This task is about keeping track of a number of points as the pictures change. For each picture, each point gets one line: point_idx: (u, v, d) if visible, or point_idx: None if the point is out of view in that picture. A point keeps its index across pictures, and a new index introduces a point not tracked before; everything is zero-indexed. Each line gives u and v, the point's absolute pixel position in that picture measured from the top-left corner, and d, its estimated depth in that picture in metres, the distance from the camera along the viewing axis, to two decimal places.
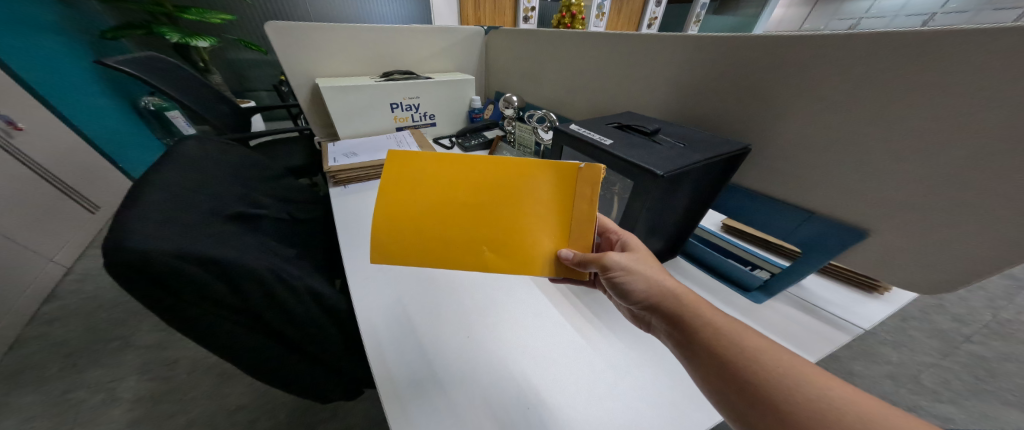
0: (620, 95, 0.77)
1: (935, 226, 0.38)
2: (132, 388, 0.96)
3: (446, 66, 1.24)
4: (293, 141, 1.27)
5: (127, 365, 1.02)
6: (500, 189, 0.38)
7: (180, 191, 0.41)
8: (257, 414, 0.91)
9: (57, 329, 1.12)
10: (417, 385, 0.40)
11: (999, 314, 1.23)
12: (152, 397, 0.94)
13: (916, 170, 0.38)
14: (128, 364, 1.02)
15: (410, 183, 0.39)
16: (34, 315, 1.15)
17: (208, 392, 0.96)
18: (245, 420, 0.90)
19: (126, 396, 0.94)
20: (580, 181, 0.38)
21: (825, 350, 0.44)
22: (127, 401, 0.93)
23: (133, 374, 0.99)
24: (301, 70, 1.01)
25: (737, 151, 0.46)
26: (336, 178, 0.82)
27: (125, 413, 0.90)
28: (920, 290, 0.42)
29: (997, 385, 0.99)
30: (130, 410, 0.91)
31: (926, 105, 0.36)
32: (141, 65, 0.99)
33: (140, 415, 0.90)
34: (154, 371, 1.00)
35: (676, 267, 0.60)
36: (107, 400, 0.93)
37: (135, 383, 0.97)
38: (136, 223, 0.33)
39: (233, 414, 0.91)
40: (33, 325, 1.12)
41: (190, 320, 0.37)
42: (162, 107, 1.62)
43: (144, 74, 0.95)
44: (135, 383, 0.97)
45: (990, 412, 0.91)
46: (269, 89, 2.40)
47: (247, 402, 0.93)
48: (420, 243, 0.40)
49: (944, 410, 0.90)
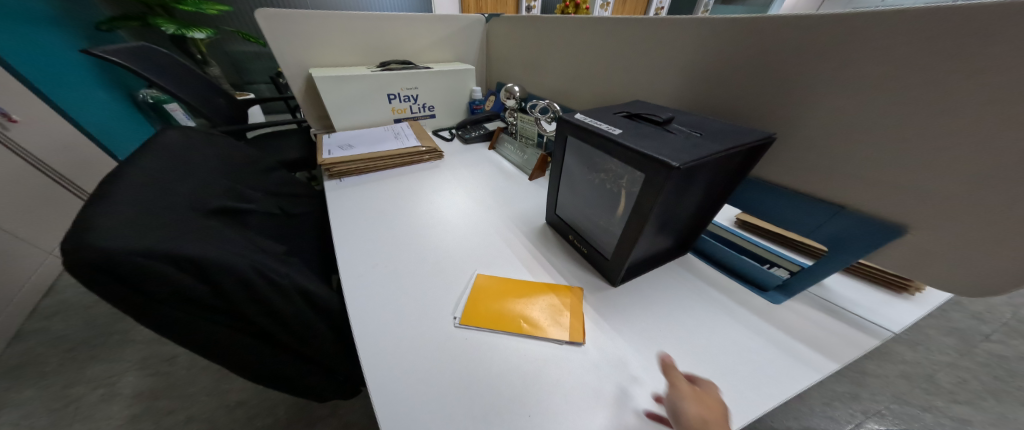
0: (629, 84, 0.73)
1: (984, 221, 0.34)
2: (131, 383, 0.95)
3: (446, 56, 1.20)
4: (290, 134, 1.24)
5: (127, 360, 1.01)
6: (522, 288, 0.51)
7: (158, 185, 0.38)
8: (257, 410, 0.90)
9: (57, 324, 1.12)
10: (408, 394, 0.37)
11: (1019, 312, 1.20)
12: (152, 393, 0.93)
13: (961, 159, 0.34)
14: (127, 359, 1.01)
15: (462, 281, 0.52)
16: (34, 310, 1.15)
17: (208, 387, 0.95)
18: (244, 417, 0.89)
19: (125, 392, 0.93)
20: (571, 288, 0.52)
21: (851, 356, 0.41)
22: (126, 397, 0.92)
23: (133, 369, 0.99)
24: (295, 60, 0.98)
25: (760, 140, 0.42)
26: (332, 171, 0.79)
27: (125, 408, 0.89)
28: (960, 292, 0.38)
29: (1017, 385, 0.95)
30: (131, 406, 0.90)
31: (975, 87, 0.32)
32: (133, 55, 0.96)
33: (139, 410, 0.89)
34: (153, 367, 1.00)
35: (687, 264, 0.57)
36: (106, 395, 0.92)
37: (134, 378, 0.96)
38: (106, 218, 0.31)
39: (233, 410, 0.90)
40: (33, 320, 1.12)
41: (168, 321, 0.35)
42: (160, 99, 1.58)
43: (135, 65, 0.91)
44: (134, 379, 0.96)
45: (1009, 414, 0.88)
46: (267, 81, 2.37)
47: (246, 398, 0.92)
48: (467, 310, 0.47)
49: (960, 411, 0.88)
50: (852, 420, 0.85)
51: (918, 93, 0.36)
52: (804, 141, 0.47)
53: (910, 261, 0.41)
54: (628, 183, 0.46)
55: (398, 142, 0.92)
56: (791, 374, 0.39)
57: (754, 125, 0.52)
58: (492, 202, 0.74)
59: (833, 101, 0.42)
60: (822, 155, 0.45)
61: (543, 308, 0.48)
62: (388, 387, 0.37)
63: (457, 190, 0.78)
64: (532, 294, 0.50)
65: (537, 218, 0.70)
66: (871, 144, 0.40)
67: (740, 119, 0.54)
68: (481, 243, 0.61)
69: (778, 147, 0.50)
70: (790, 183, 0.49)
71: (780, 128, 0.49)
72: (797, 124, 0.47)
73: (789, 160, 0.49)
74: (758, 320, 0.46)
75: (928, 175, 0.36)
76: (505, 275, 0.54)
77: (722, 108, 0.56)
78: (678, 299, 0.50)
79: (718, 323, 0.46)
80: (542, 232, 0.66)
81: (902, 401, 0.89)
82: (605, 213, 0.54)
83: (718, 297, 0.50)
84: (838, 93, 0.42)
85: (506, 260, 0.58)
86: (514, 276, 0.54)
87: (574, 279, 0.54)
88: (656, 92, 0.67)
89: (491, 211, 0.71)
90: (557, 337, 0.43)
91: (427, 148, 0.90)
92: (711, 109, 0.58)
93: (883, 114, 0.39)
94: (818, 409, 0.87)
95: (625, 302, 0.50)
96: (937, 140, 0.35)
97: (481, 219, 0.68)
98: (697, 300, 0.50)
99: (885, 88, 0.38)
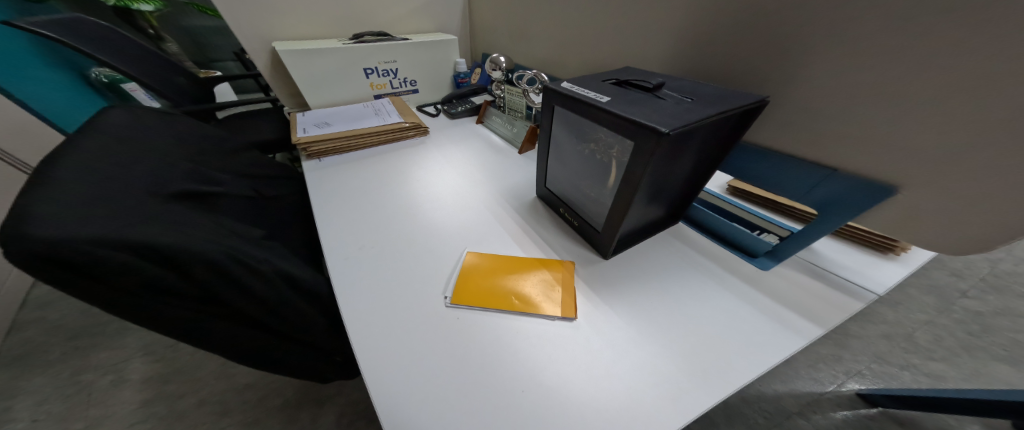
0: (619, 49, 0.69)
1: (972, 177, 0.33)
2: (138, 369, 0.95)
3: (425, 25, 1.12)
4: (265, 114, 1.17)
5: (130, 347, 1.00)
6: (513, 265, 0.50)
7: (105, 171, 0.36)
8: (265, 391, 0.91)
9: (53, 314, 1.10)
10: (401, 375, 0.37)
11: (997, 267, 1.25)
12: (161, 378, 0.93)
13: (956, 113, 0.33)
14: (131, 346, 1.01)
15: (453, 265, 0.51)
16: (24, 302, 1.12)
17: (215, 372, 0.95)
18: (255, 398, 0.90)
19: (134, 377, 0.93)
20: (563, 262, 0.51)
21: (837, 320, 0.42)
22: (136, 382, 0.92)
23: (138, 356, 0.98)
24: (258, 32, 0.89)
25: (753, 103, 0.40)
26: (309, 151, 0.75)
27: (136, 393, 0.89)
28: (944, 250, 0.39)
29: (990, 340, 1.01)
30: (141, 391, 0.90)
31: (971, 37, 0.31)
32: (66, 28, 0.87)
33: (151, 394, 0.90)
34: (159, 353, 0.99)
35: (678, 234, 0.57)
36: (115, 381, 0.92)
37: (141, 364, 0.96)
38: (44, 207, 0.29)
39: (243, 392, 0.91)
40: (26, 310, 1.10)
41: (137, 309, 0.34)
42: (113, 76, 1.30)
43: (66, 37, 0.83)
44: (141, 365, 0.96)
45: (981, 368, 0.94)
46: (234, 58, 2.22)
47: (254, 380, 0.93)
48: (455, 291, 0.46)
49: (936, 368, 0.93)
50: (836, 380, 0.90)
51: (911, 45, 0.34)
52: (799, 102, 0.45)
53: (901, 221, 0.40)
54: (618, 153, 0.44)
55: (379, 119, 0.88)
56: (778, 341, 0.39)
57: (748, 87, 0.50)
58: (483, 178, 0.72)
59: (830, 59, 0.40)
60: (817, 117, 0.43)
61: (535, 283, 0.47)
62: (380, 369, 0.37)
63: (445, 167, 0.75)
64: (525, 269, 0.50)
65: (527, 193, 0.68)
66: (866, 101, 0.39)
67: (733, 82, 0.52)
68: (471, 220, 0.60)
69: (772, 109, 0.48)
70: (783, 147, 0.48)
71: (773, 91, 0.47)
72: (793, 84, 0.45)
73: (784, 122, 0.47)
74: (747, 288, 0.47)
75: (923, 132, 0.35)
76: (496, 253, 0.53)
77: (715, 71, 0.53)
78: (670, 270, 0.50)
79: (709, 292, 0.46)
80: (533, 207, 0.64)
81: (882, 360, 0.95)
82: (595, 185, 0.53)
83: (709, 266, 0.50)
84: (838, 50, 0.39)
85: (496, 237, 0.56)
86: (506, 253, 0.53)
87: (565, 254, 0.54)
88: (647, 57, 0.63)
89: (480, 188, 0.69)
90: (550, 312, 0.43)
91: (410, 123, 0.86)
92: (703, 72, 0.55)
93: (880, 70, 0.37)
94: (803, 372, 0.92)
95: (618, 274, 0.50)
96: (937, 94, 0.34)
97: (471, 196, 0.66)
98: (688, 271, 0.50)
99: (878, 43, 0.36)
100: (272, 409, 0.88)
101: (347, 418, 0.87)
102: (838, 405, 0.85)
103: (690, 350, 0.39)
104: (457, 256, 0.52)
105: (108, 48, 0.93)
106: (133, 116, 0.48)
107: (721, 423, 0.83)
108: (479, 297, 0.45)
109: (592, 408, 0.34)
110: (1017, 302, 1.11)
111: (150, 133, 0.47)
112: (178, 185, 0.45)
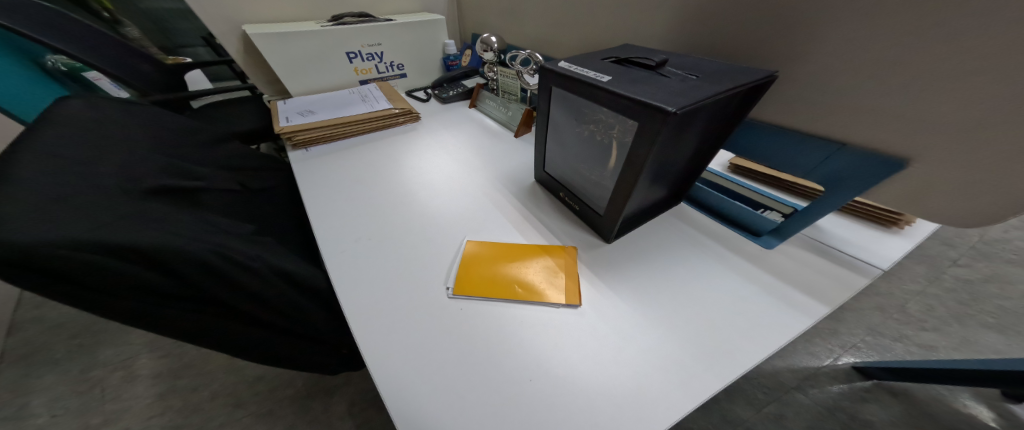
0: (615, 24, 0.65)
1: (985, 150, 0.32)
2: (148, 364, 0.93)
3: (409, 5, 1.06)
4: (245, 103, 1.11)
5: (136, 343, 0.98)
6: (513, 254, 0.49)
7: (71, 168, 0.33)
8: (275, 383, 0.91)
9: (52, 313, 1.06)
10: (404, 369, 0.35)
11: (986, 235, 1.29)
12: (170, 372, 0.92)
13: (972, 87, 0.31)
14: (137, 342, 0.99)
15: (458, 252, 0.49)
16: (19, 302, 1.08)
17: (224, 365, 0.94)
18: (266, 390, 0.90)
19: (144, 373, 0.91)
20: (563, 249, 0.50)
21: (842, 298, 0.42)
22: (147, 378, 0.90)
23: (146, 352, 0.96)
24: (228, 14, 0.83)
25: (761, 78, 0.39)
26: (294, 141, 0.72)
27: (148, 388, 0.88)
28: (950, 222, 0.38)
29: (979, 308, 1.04)
30: (153, 386, 0.89)
31: (979, 14, 0.29)
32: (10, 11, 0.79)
33: (163, 389, 0.89)
34: (166, 348, 0.98)
35: (680, 214, 0.56)
36: (126, 377, 0.90)
37: (149, 360, 0.94)
38: (9, 210, 0.26)
39: (254, 384, 0.90)
40: (23, 310, 1.06)
41: (131, 310, 0.33)
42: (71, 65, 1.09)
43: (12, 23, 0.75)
44: (149, 360, 0.94)
45: (970, 337, 0.97)
46: (203, 44, 2.12)
47: (262, 373, 0.91)
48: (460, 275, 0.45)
49: (927, 339, 0.96)
50: (832, 355, 0.93)
51: (919, 18, 0.32)
52: (809, 75, 0.42)
53: (910, 196, 0.40)
54: (619, 134, 0.43)
55: (366, 106, 0.84)
56: (784, 322, 0.39)
57: (753, 61, 0.47)
58: (479, 163, 0.70)
59: (839, 31, 0.38)
60: (826, 90, 0.41)
61: (538, 270, 0.46)
62: (385, 363, 0.36)
63: (439, 152, 0.73)
64: (526, 257, 0.48)
65: (526, 177, 0.66)
66: (880, 74, 0.37)
67: (739, 57, 0.49)
68: (469, 207, 0.58)
69: (779, 84, 0.46)
70: (790, 123, 0.46)
71: (781, 64, 0.45)
72: (800, 58, 0.43)
73: (790, 96, 0.45)
74: (752, 268, 0.46)
75: (942, 101, 0.33)
76: (497, 242, 0.51)
77: (719, 43, 0.50)
78: (674, 252, 0.49)
79: (713, 275, 0.46)
80: (531, 191, 0.63)
81: (875, 332, 0.98)
82: (596, 167, 0.51)
83: (712, 246, 0.50)
84: (848, 22, 0.37)
85: (497, 224, 0.55)
86: (508, 242, 0.51)
87: (568, 239, 0.52)
88: (646, 34, 0.60)
89: (476, 173, 0.67)
90: (555, 300, 0.42)
91: (400, 109, 0.82)
92: (703, 49, 0.53)
93: (897, 41, 0.34)
94: (800, 347, 0.95)
95: (622, 258, 0.49)
96: (950, 66, 0.32)
97: (467, 182, 0.64)
98: (692, 252, 0.49)
99: (885, 17, 0.34)
100: (284, 400, 0.88)
101: (357, 406, 0.87)
102: (835, 379, 0.88)
103: (696, 334, 0.38)
104: (460, 245, 0.51)
105: (63, 35, 0.86)
106: (97, 108, 0.44)
107: (721, 399, 0.85)
108: (481, 285, 0.44)
109: (601, 395, 0.33)
110: (1005, 268, 1.15)
111: (116, 126, 0.44)
112: (155, 181, 0.42)
